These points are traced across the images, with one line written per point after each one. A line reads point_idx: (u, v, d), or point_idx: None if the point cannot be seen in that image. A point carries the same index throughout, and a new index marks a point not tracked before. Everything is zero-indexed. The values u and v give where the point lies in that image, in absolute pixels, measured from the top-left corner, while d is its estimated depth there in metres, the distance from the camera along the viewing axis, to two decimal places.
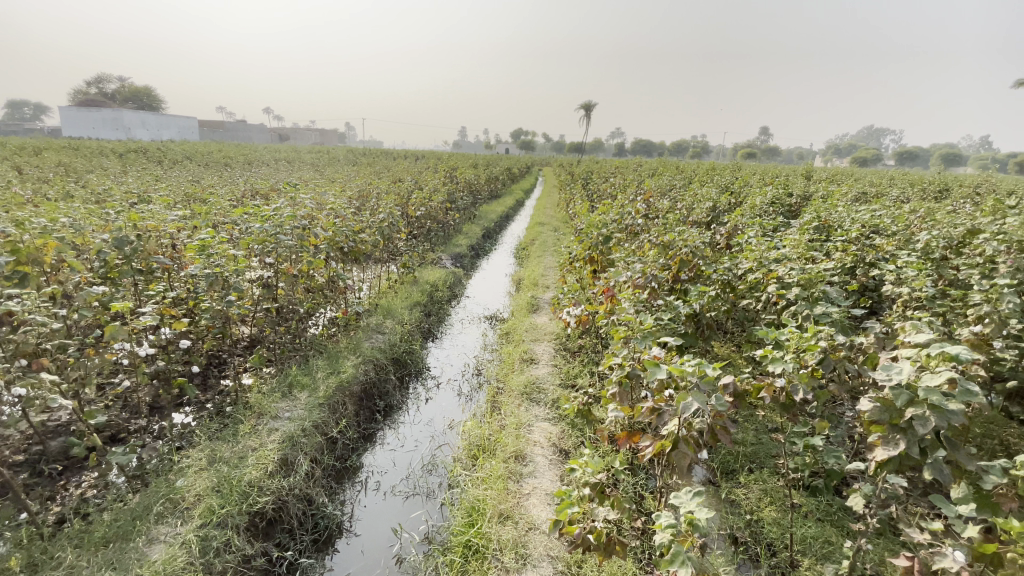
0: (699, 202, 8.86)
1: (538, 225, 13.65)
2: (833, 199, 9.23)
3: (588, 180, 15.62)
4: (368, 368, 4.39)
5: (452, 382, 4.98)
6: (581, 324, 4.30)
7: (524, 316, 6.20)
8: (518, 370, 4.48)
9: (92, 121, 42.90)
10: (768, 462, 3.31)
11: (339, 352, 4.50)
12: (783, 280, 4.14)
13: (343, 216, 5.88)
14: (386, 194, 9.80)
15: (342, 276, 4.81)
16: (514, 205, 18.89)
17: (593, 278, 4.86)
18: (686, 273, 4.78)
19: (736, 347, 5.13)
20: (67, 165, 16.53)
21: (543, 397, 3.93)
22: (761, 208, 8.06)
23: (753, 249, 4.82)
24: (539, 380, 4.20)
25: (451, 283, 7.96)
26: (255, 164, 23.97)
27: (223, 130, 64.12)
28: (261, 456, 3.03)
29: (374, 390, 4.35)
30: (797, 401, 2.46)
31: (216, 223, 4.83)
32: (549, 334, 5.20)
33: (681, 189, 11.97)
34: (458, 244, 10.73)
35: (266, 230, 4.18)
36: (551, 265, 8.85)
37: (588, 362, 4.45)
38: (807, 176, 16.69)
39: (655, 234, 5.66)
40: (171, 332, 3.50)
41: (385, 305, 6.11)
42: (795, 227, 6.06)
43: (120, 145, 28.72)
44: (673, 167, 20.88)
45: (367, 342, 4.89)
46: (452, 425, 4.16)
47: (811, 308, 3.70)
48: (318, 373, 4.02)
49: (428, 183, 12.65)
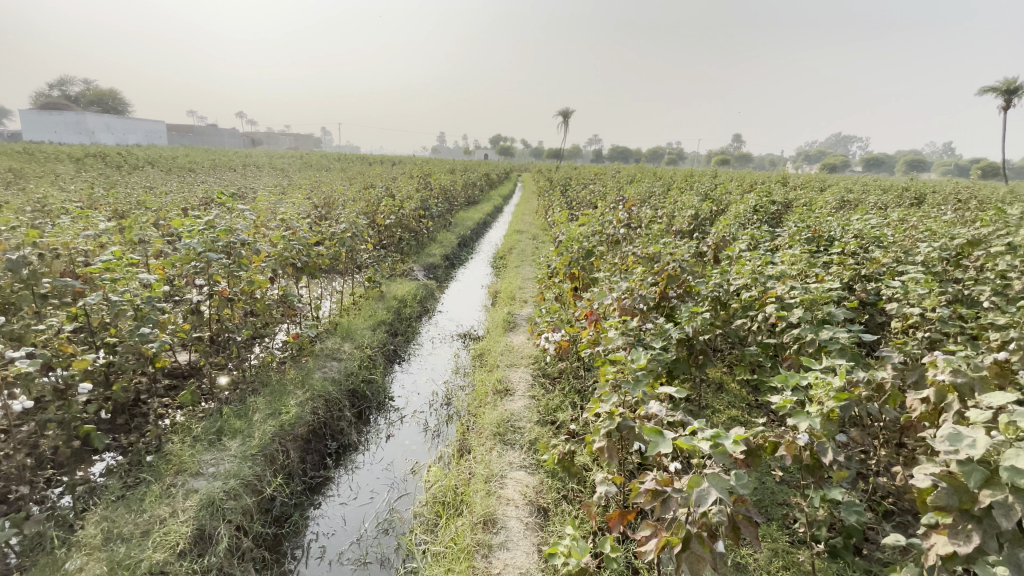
0: (681, 210, 8.52)
1: (515, 233, 13.21)
2: (816, 207, 9.03)
3: (565, 186, 15.26)
4: (318, 406, 3.86)
5: (418, 414, 4.45)
6: (562, 350, 3.83)
7: (499, 335, 5.70)
8: (490, 403, 3.98)
9: (49, 124, 40.91)
10: (776, 514, 2.86)
11: (285, 388, 3.95)
12: (782, 299, 3.75)
13: (298, 228, 5.30)
14: (354, 202, 9.22)
15: (290, 297, 4.24)
16: (492, 212, 18.47)
17: (573, 297, 4.39)
18: (674, 290, 4.35)
19: (729, 370, 4.73)
20: (13, 170, 15.48)
21: (518, 437, 3.43)
22: (746, 216, 7.76)
23: (746, 264, 4.44)
24: (514, 416, 3.70)
25: (421, 297, 7.41)
26: (221, 169, 23.04)
27: (192, 133, 62.08)
28: (170, 530, 2.45)
29: (324, 431, 3.81)
30: (824, 463, 2.02)
31: (143, 237, 4.21)
32: (525, 358, 4.72)
33: (661, 196, 11.68)
34: (431, 254, 10.18)
35: (197, 247, 3.61)
36: (529, 277, 8.38)
37: (569, 392, 3.97)
38: (785, 182, 16.62)
39: (639, 247, 5.23)
40: (66, 374, 2.89)
41: (345, 326, 5.53)
42: (784, 238, 5.72)
43: (76, 149, 27.23)
44: (652, 174, 20.73)
45: (321, 372, 4.33)
46: (415, 469, 3.64)
47: (817, 334, 3.31)
48: (255, 416, 3.45)
49: (399, 190, 12.07)
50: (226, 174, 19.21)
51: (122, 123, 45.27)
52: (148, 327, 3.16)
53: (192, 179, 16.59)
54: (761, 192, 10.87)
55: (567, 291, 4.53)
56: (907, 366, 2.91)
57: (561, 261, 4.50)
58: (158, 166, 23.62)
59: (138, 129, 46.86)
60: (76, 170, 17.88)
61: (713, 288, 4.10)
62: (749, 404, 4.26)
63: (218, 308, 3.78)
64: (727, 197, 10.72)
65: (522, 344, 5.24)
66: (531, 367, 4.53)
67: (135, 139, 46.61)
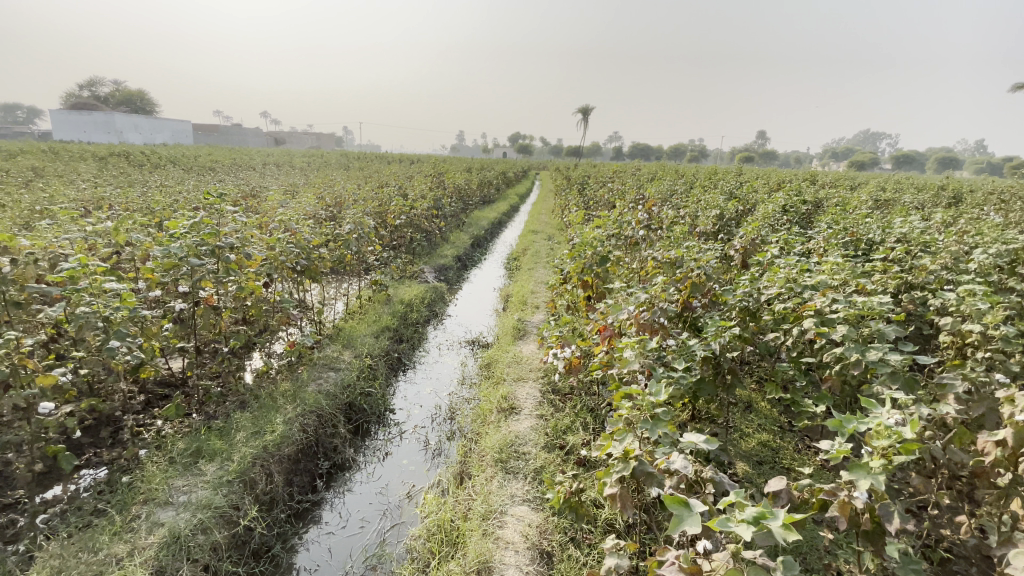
0: (705, 211, 8.04)
1: (530, 233, 12.87)
2: (849, 208, 8.45)
3: (583, 185, 14.85)
4: (309, 423, 3.60)
5: (418, 430, 4.15)
6: (572, 366, 3.48)
7: (508, 343, 5.37)
8: (494, 422, 3.66)
9: (80, 124, 42.01)
10: (816, 567, 2.48)
11: (275, 403, 3.69)
12: (821, 313, 3.33)
13: (297, 229, 5.04)
14: (365, 201, 9.02)
15: (285, 302, 3.99)
16: (508, 211, 18.19)
17: (587, 307, 4.03)
18: (697, 300, 3.96)
19: (758, 387, 4.31)
20: (42, 171, 15.88)
21: (522, 465, 3.09)
22: (775, 217, 7.27)
23: (778, 271, 4.01)
24: (518, 439, 3.36)
25: (430, 301, 7.12)
26: (241, 168, 23.27)
27: (216, 133, 63.20)
28: (124, 572, 2.20)
29: (313, 450, 3.55)
30: (886, 531, 1.65)
31: (130, 241, 4.01)
32: (534, 371, 4.37)
33: (683, 195, 11.18)
34: (443, 254, 9.90)
35: (178, 252, 3.36)
36: (543, 279, 8.02)
37: (580, 412, 3.62)
38: (815, 181, 15.90)
39: (659, 251, 4.83)
40: (27, 392, 2.67)
41: (346, 333, 5.27)
42: (818, 242, 5.25)
43: (102, 149, 27.78)
44: (673, 172, 20.26)
45: (315, 384, 4.07)
46: (410, 495, 3.34)
47: (863, 354, 2.93)
48: (237, 436, 3.20)
49: (412, 189, 11.82)
50: (245, 174, 19.33)
51: (150, 123, 46.29)
52: (121, 341, 2.93)
53: (211, 180, 16.69)
54: (790, 191, 10.29)
55: (580, 300, 4.17)
56: (972, 398, 2.50)
57: (573, 267, 4.11)
58: (180, 165, 23.96)
59: (164, 129, 47.90)
60: (100, 170, 18.15)
61: (742, 299, 3.69)
62: (781, 428, 3.84)
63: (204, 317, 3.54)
64: (753, 196, 10.17)
65: (532, 354, 4.89)
66: (540, 381, 4.18)
67: (162, 139, 47.54)
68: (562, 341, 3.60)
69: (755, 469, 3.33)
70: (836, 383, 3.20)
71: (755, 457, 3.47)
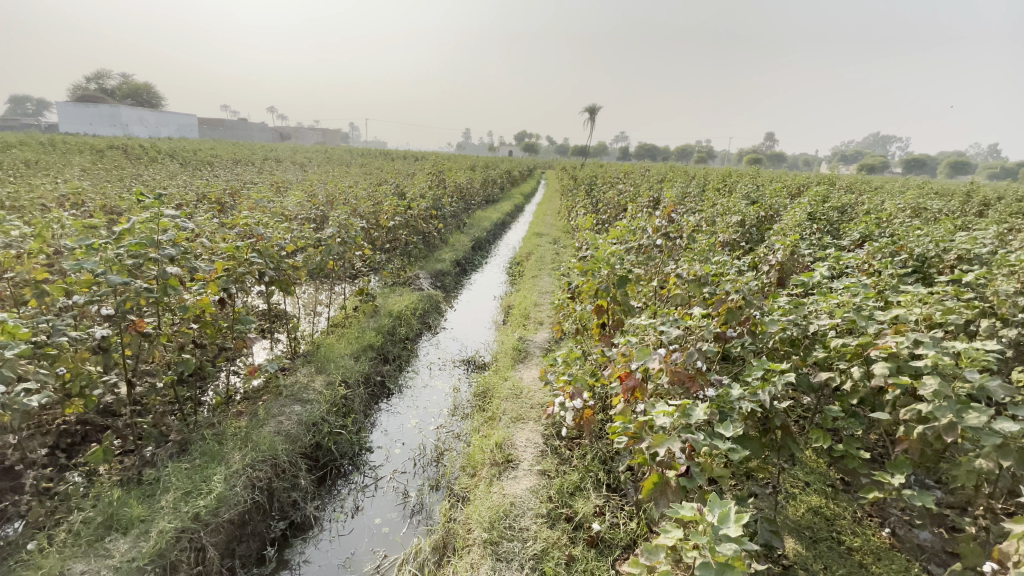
0: (726, 217, 7.33)
1: (535, 236, 12.18)
2: (885, 217, 7.72)
3: (590, 185, 14.14)
4: (260, 475, 2.96)
5: (397, 477, 3.51)
6: (584, 419, 2.80)
7: (507, 367, 4.72)
8: (486, 478, 2.99)
9: (83, 116, 41.62)
10: None
11: (222, 448, 3.05)
12: (897, 356, 2.67)
13: (267, 234, 4.39)
14: (358, 200, 8.37)
15: (245, 322, 3.37)
16: (512, 210, 17.58)
17: (600, 336, 3.35)
18: (733, 329, 3.29)
19: (800, 432, 3.64)
20: (31, 162, 15.34)
21: (517, 549, 2.44)
22: (805, 226, 6.58)
23: (833, 297, 3.33)
24: (514, 506, 2.70)
25: (422, 312, 6.47)
26: (241, 162, 22.72)
27: (220, 127, 62.78)
28: None
29: (263, 509, 2.91)
30: None
31: (60, 247, 3.37)
32: (535, 409, 3.71)
33: (698, 199, 10.49)
34: (440, 259, 9.23)
35: (98, 267, 2.72)
36: (547, 289, 7.37)
37: (590, 470, 2.96)
38: (834, 185, 15.22)
39: (684, 266, 4.15)
40: None
41: (322, 353, 4.62)
42: (865, 259, 4.57)
43: (102, 142, 27.26)
44: (683, 173, 19.67)
45: (275, 422, 3.44)
46: (378, 570, 2.71)
47: (960, 417, 2.29)
48: (166, 498, 2.57)
49: (410, 187, 11.16)
50: (245, 169, 18.75)
51: (154, 117, 45.91)
52: (9, 381, 2.31)
53: (204, 174, 16.09)
54: (817, 197, 9.54)
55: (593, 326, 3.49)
56: None
57: (586, 288, 3.42)
58: (179, 158, 23.47)
59: (168, 122, 47.48)
60: (95, 163, 17.66)
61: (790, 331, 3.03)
62: (833, 488, 3.17)
63: (134, 345, 2.90)
64: (776, 201, 9.45)
65: (534, 384, 4.22)
66: (542, 423, 3.52)
67: (166, 132, 47.11)
68: (570, 385, 2.92)
69: (810, 550, 2.67)
70: (914, 446, 2.59)
71: (807, 532, 2.81)
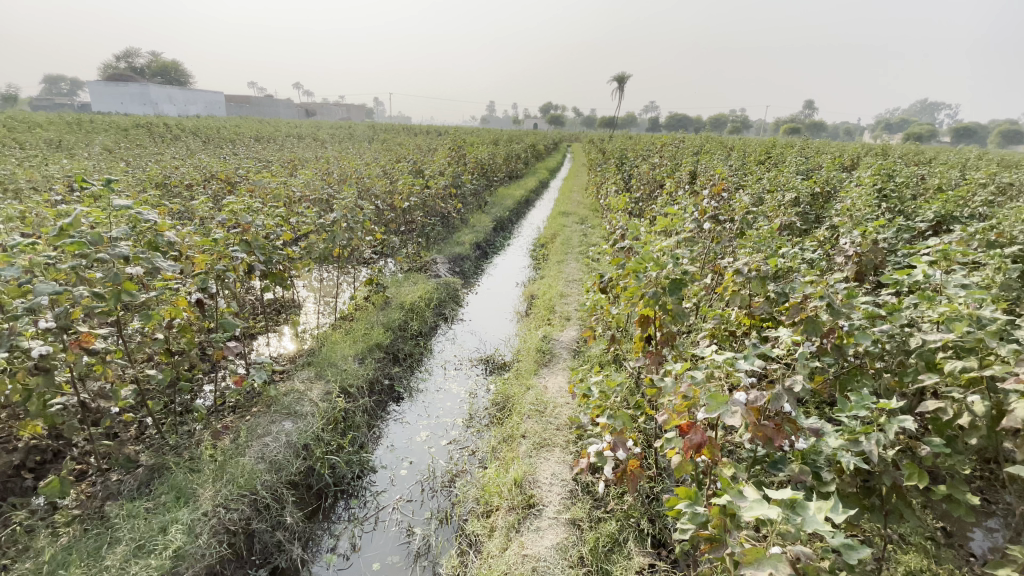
0: (778, 195, 6.47)
1: (561, 216, 11.44)
2: (967, 194, 6.71)
3: (621, 159, 13.25)
4: (234, 518, 2.52)
5: (402, 508, 3.02)
6: (631, 476, 2.21)
7: (529, 371, 4.16)
8: (503, 528, 2.47)
9: (113, 95, 42.20)
10: None
11: (193, 482, 2.62)
12: None
13: (255, 222, 3.88)
14: (370, 179, 7.81)
15: (227, 326, 2.94)
16: (536, 187, 16.81)
17: (644, 351, 2.72)
18: (813, 341, 2.69)
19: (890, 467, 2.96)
20: (57, 143, 15.35)
21: None
22: (874, 205, 5.72)
23: (944, 306, 2.62)
24: (536, 573, 2.17)
25: (438, 303, 5.94)
26: (263, 140, 22.50)
27: (246, 105, 63.00)
28: None
29: (237, 558, 2.46)
30: None
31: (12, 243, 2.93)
32: (562, 431, 3.15)
33: (742, 172, 9.56)
34: (460, 241, 8.65)
35: (25, 273, 2.23)
36: (574, 276, 6.73)
37: (632, 523, 2.39)
38: (889, 157, 13.92)
39: (741, 258, 3.45)
40: None
41: (322, 355, 4.14)
42: (964, 248, 3.77)
43: (129, 120, 27.38)
44: (719, 144, 18.46)
45: (259, 445, 2.99)
46: None
47: None
48: (115, 555, 2.14)
49: (429, 164, 10.54)
50: (267, 146, 18.43)
51: (182, 95, 46.19)
52: None
53: (224, 151, 15.82)
54: (881, 170, 8.47)
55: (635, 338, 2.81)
56: None
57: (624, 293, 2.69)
58: (202, 137, 23.35)
59: (195, 99, 47.72)
60: (120, 142, 17.60)
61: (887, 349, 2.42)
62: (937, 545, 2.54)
63: (81, 363, 2.45)
64: (832, 174, 8.48)
65: (560, 397, 3.64)
66: (570, 451, 2.96)
67: (194, 109, 47.32)
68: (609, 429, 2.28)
69: None
70: None
71: None
